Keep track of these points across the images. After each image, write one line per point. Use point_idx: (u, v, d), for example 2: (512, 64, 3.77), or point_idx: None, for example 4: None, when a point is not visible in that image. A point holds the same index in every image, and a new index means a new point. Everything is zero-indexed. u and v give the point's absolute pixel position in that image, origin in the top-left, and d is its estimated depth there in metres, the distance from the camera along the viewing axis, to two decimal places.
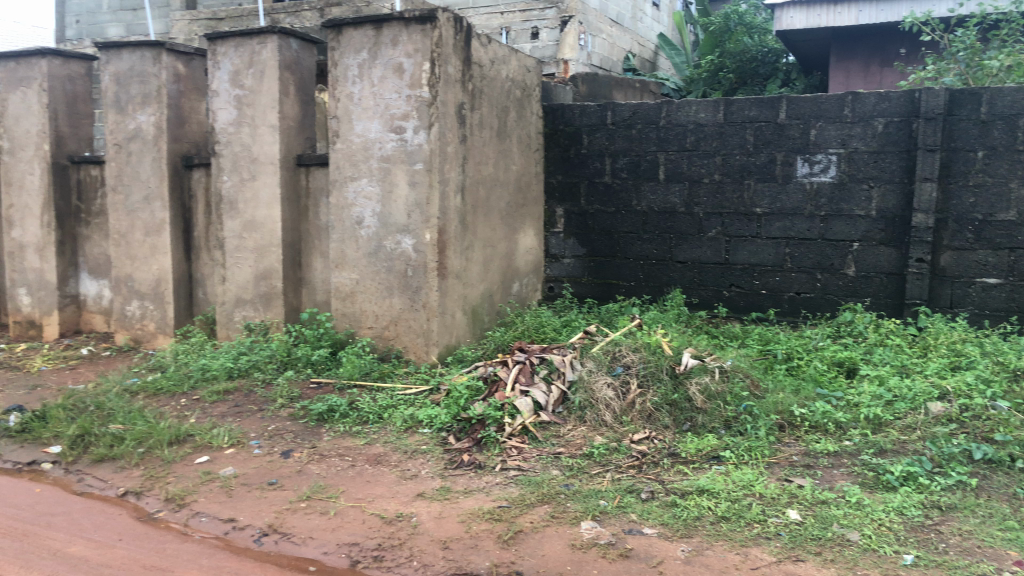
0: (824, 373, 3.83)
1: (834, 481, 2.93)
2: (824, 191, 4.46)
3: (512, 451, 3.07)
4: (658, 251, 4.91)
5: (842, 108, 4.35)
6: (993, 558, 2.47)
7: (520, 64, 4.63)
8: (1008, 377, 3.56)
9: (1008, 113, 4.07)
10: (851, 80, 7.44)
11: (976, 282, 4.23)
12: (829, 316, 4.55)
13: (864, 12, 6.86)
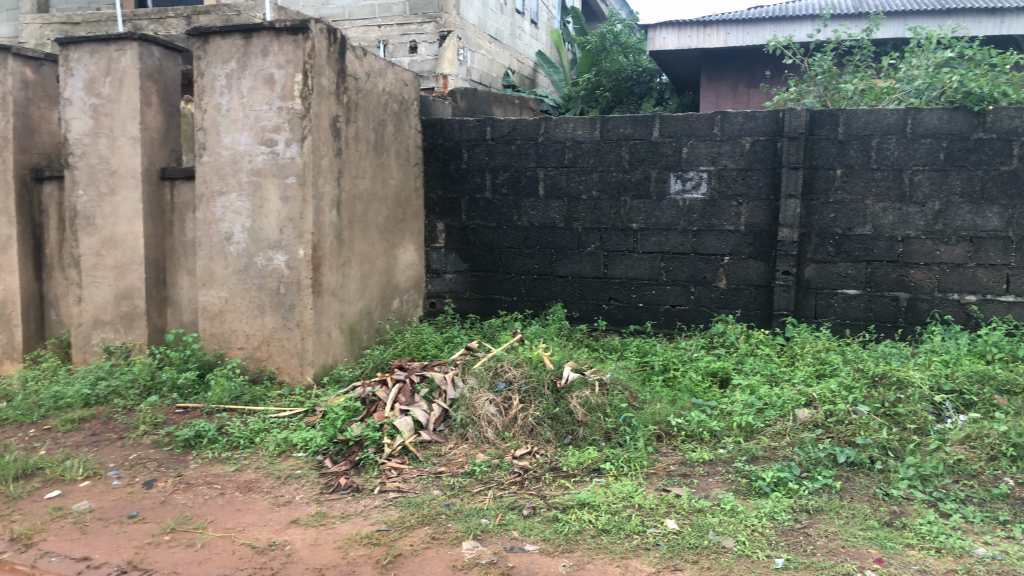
0: (699, 383, 3.94)
1: (709, 489, 3.01)
2: (696, 208, 4.61)
3: (391, 472, 3.01)
4: (540, 266, 4.95)
5: (712, 127, 4.51)
6: (857, 557, 2.60)
7: (396, 78, 4.58)
8: (867, 383, 3.77)
9: (862, 134, 4.32)
10: (720, 101, 7.74)
11: (838, 293, 4.49)
12: (703, 327, 4.70)
13: (731, 34, 7.16)
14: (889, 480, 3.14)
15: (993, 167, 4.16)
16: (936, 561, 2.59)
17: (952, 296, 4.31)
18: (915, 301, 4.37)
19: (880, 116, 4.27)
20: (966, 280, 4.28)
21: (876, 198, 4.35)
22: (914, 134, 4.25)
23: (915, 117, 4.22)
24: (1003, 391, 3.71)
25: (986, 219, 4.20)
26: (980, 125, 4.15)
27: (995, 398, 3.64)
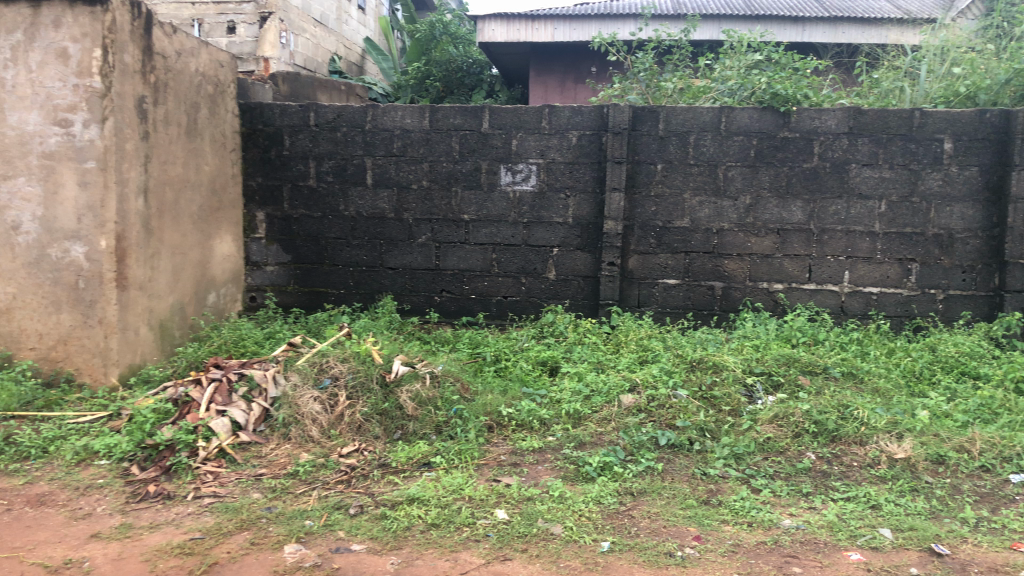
0: (529, 373, 3.99)
1: (538, 477, 3.05)
2: (526, 200, 4.67)
3: (207, 477, 2.85)
4: (368, 258, 4.85)
5: (540, 120, 4.57)
6: (677, 536, 2.74)
7: (211, 58, 4.33)
8: (686, 368, 3.97)
9: (681, 130, 4.52)
10: (549, 95, 7.89)
11: (659, 283, 4.68)
12: (533, 317, 4.78)
13: (559, 30, 7.34)
14: (706, 459, 3.34)
15: (797, 164, 4.50)
16: (747, 534, 2.80)
17: (762, 285, 4.62)
18: (729, 290, 4.65)
19: (696, 114, 4.49)
20: (774, 270, 4.60)
21: (693, 192, 4.57)
22: (727, 132, 4.50)
23: (728, 115, 4.47)
24: (806, 372, 4.03)
25: (791, 212, 4.54)
26: (785, 124, 4.46)
27: (799, 378, 3.95)
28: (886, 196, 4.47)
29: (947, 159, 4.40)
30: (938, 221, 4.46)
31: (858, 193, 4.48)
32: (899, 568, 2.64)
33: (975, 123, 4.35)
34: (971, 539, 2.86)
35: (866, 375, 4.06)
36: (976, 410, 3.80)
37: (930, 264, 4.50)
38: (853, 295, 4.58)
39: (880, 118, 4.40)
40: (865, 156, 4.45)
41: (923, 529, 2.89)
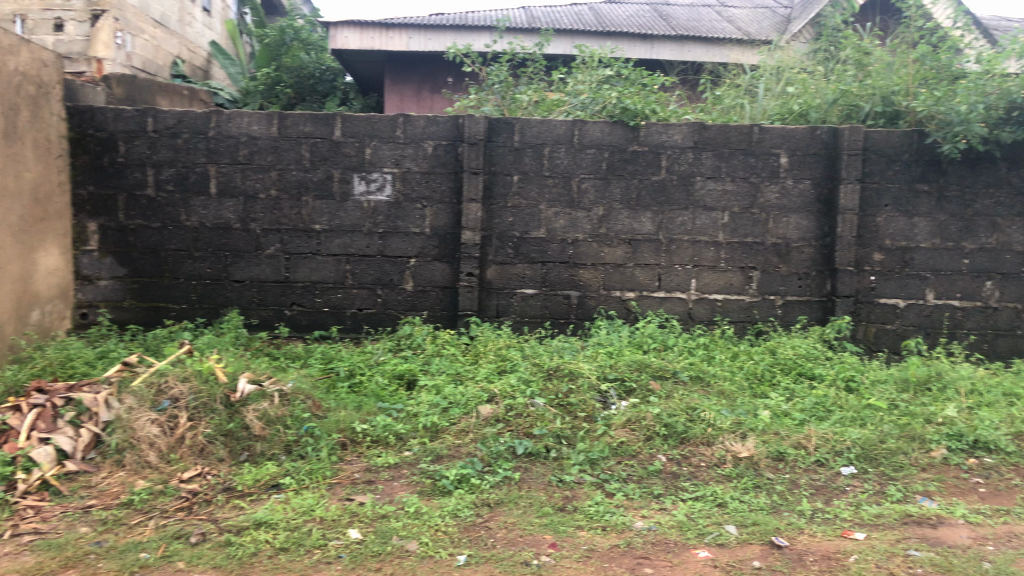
0: (385, 387, 3.92)
1: (393, 493, 3.00)
2: (380, 209, 4.60)
3: (26, 512, 2.63)
4: (214, 271, 4.64)
5: (394, 129, 4.53)
6: (533, 545, 2.76)
7: (32, 57, 4.04)
8: (543, 376, 4.01)
9: (535, 142, 4.59)
10: (404, 104, 7.84)
11: (517, 293, 4.72)
12: (390, 330, 4.71)
13: (413, 39, 7.29)
14: (562, 466, 3.39)
15: (646, 176, 4.66)
16: (601, 538, 2.86)
17: (615, 293, 4.75)
18: (584, 298, 4.75)
19: (550, 127, 4.57)
20: (626, 279, 4.74)
21: (548, 203, 4.65)
22: (580, 145, 4.61)
23: (581, 128, 4.58)
24: (657, 377, 4.17)
25: (641, 223, 4.69)
26: (635, 138, 4.62)
27: (650, 383, 4.09)
28: (729, 207, 4.70)
29: (783, 173, 4.68)
30: (776, 232, 4.73)
31: (703, 205, 4.69)
32: (743, 563, 2.76)
33: (807, 139, 4.66)
34: (808, 529, 3.05)
35: (712, 378, 4.24)
36: (812, 408, 4.07)
37: (769, 271, 4.77)
38: (700, 302, 4.78)
39: (722, 133, 4.63)
40: (709, 169, 4.67)
41: (765, 524, 3.04)
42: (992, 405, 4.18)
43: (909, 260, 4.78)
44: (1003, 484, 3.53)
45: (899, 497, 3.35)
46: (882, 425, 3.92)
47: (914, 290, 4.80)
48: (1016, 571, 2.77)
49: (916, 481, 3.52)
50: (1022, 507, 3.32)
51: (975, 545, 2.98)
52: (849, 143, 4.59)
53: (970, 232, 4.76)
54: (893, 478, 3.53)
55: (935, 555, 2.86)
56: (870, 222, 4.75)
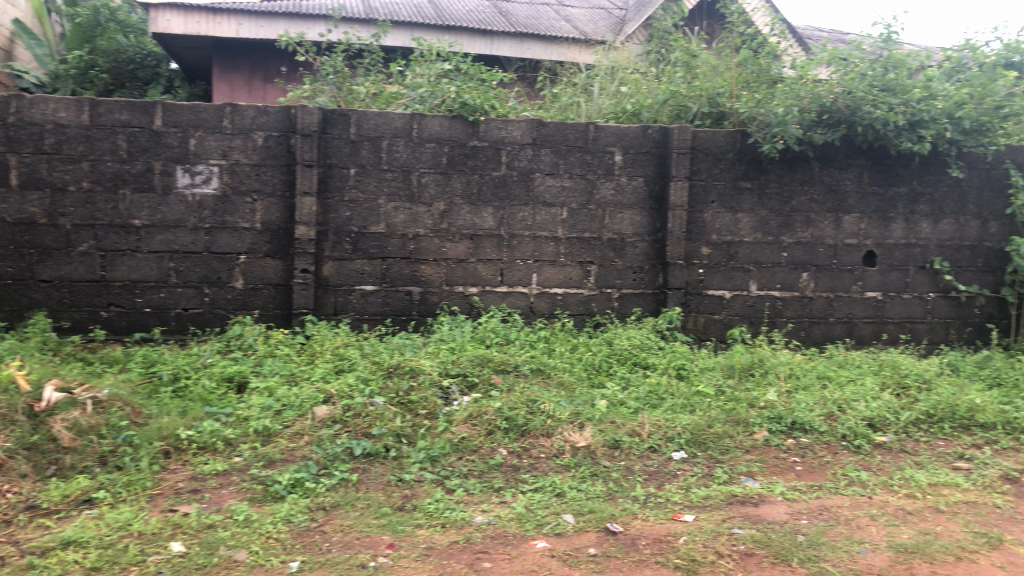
0: (213, 391, 3.73)
1: (222, 502, 2.87)
2: (207, 203, 4.39)
3: None
4: (16, 270, 4.27)
5: (221, 119, 4.34)
6: (371, 546, 2.71)
7: None
8: (382, 374, 3.95)
9: (372, 135, 4.52)
10: (235, 94, 7.50)
11: (356, 290, 4.62)
12: (219, 330, 4.50)
13: (243, 26, 7.04)
14: (402, 465, 3.35)
15: (486, 172, 4.69)
16: (440, 536, 2.84)
17: (457, 289, 4.74)
18: (426, 294, 4.71)
19: (388, 119, 4.52)
20: (467, 274, 4.74)
21: (387, 198, 4.58)
22: (418, 139, 4.58)
23: (419, 122, 4.56)
24: (498, 371, 4.21)
25: (482, 218, 4.71)
26: (474, 133, 4.64)
27: (492, 377, 4.11)
28: (567, 203, 4.81)
29: (618, 170, 4.84)
30: (612, 227, 4.88)
31: (543, 201, 4.77)
32: (580, 551, 2.82)
33: (639, 138, 4.85)
34: (641, 514, 3.16)
35: (552, 370, 4.32)
36: (646, 396, 4.23)
37: (606, 266, 4.91)
38: (541, 296, 4.86)
39: (559, 130, 4.73)
40: (547, 165, 4.75)
41: (600, 511, 3.13)
42: (807, 388, 4.50)
43: (734, 253, 5.06)
44: (817, 462, 3.80)
45: (725, 479, 3.54)
46: (710, 410, 4.13)
47: (739, 282, 5.08)
48: (826, 542, 2.99)
49: (740, 462, 3.72)
50: (833, 482, 3.59)
51: (791, 520, 3.19)
52: (678, 143, 4.81)
53: (787, 227, 5.10)
54: (720, 461, 3.72)
55: (756, 532, 3.04)
56: (698, 217, 4.98)
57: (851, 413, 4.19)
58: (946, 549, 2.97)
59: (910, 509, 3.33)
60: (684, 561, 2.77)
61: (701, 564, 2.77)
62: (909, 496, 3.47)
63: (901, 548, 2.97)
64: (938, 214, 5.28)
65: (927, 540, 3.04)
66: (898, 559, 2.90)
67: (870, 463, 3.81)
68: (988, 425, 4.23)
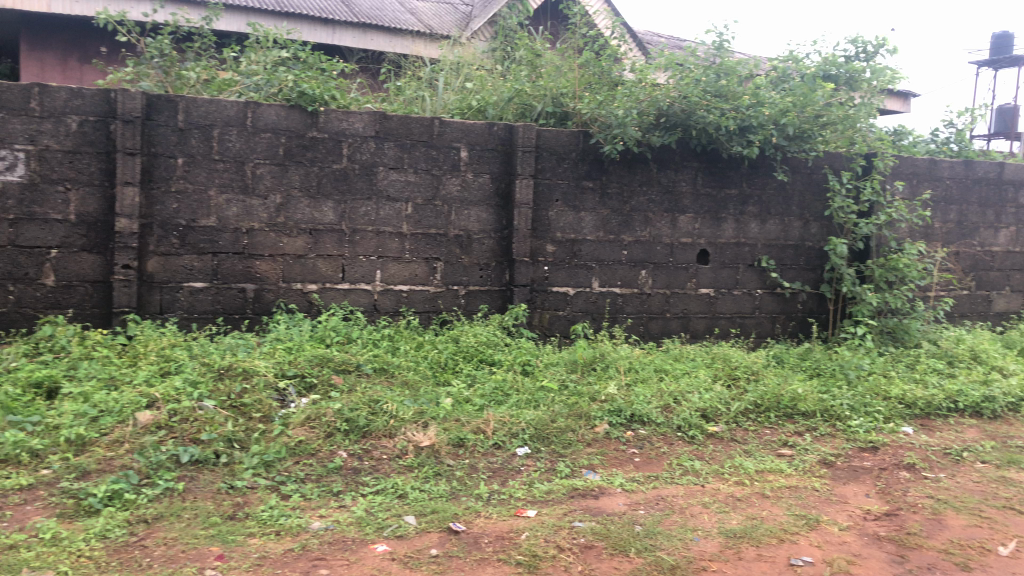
0: (18, 398, 3.42)
1: (26, 519, 2.64)
2: (11, 192, 4.02)
3: None
4: None
5: (28, 100, 3.99)
6: (197, 559, 2.55)
7: None
8: (213, 377, 3.74)
9: (202, 123, 4.28)
10: (46, 74, 6.92)
11: (184, 287, 4.35)
12: (26, 332, 4.12)
13: (56, 2, 6.52)
14: (234, 471, 3.18)
15: (326, 165, 4.54)
16: (274, 544, 2.71)
17: (295, 285, 4.56)
18: (261, 291, 4.50)
19: (219, 107, 4.29)
20: (307, 271, 4.57)
21: (219, 189, 4.35)
22: (253, 128, 4.38)
23: (254, 111, 4.35)
24: (339, 371, 4.08)
25: (322, 212, 4.56)
26: (313, 124, 4.49)
27: (332, 378, 3.99)
28: (412, 198, 4.74)
29: (463, 167, 4.82)
30: (458, 223, 4.85)
31: (386, 196, 4.68)
32: (421, 552, 2.77)
33: (485, 135, 4.85)
34: (484, 512, 3.14)
35: (395, 369, 4.24)
36: (491, 393, 4.22)
37: (451, 262, 4.88)
38: (385, 293, 4.76)
39: (403, 124, 4.66)
40: (391, 159, 4.66)
41: (443, 511, 3.08)
42: (646, 381, 4.64)
43: (577, 251, 5.14)
44: (654, 453, 3.92)
45: (567, 472, 3.58)
46: (554, 405, 4.17)
47: (582, 279, 5.17)
48: (662, 531, 3.08)
49: (582, 455, 3.78)
50: (669, 471, 3.71)
51: (629, 511, 3.26)
52: (523, 141, 4.84)
53: (627, 225, 5.24)
54: (562, 455, 3.76)
55: (596, 524, 3.09)
56: (543, 215, 5.03)
57: (686, 404, 4.35)
58: (770, 532, 3.13)
59: (739, 496, 3.49)
60: (526, 557, 2.77)
61: (543, 559, 2.77)
62: (738, 483, 3.64)
63: (730, 534, 3.10)
64: (765, 215, 5.58)
65: (754, 525, 3.19)
66: (727, 544, 3.02)
67: (704, 452, 3.97)
68: (809, 413, 4.50)
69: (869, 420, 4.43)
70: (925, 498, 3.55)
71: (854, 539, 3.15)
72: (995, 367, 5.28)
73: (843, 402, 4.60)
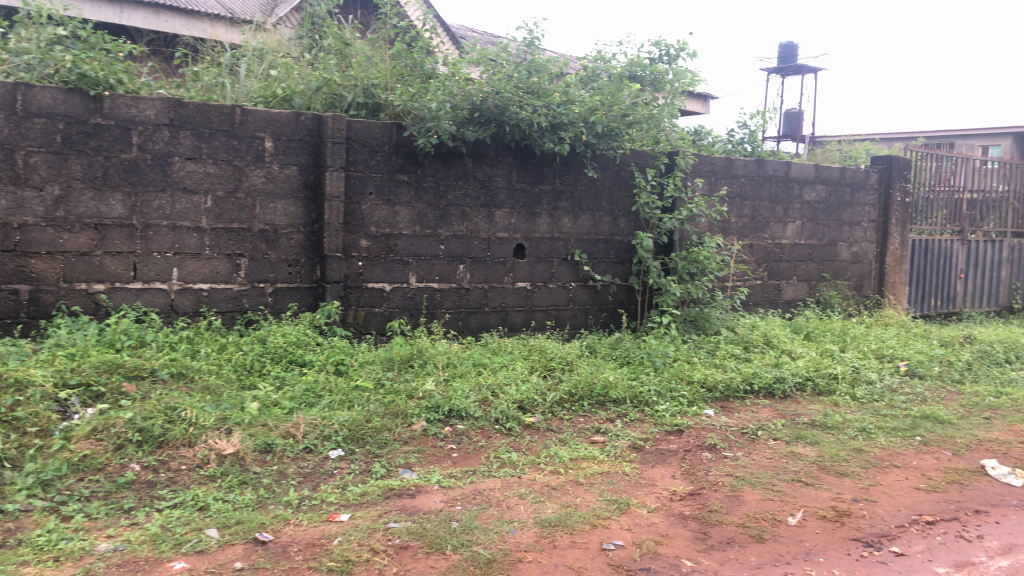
0: None
1: None
2: None
3: None
4: None
5: None
6: None
7: None
8: None
9: None
10: None
11: None
12: None
13: None
14: (4, 494, 2.86)
15: (113, 154, 4.20)
16: (52, 572, 2.45)
17: (80, 286, 4.18)
18: (38, 293, 4.09)
19: None
20: (92, 269, 4.20)
21: None
22: (25, 113, 3.98)
23: (24, 93, 3.96)
24: (131, 378, 3.77)
25: (110, 206, 4.21)
26: (97, 109, 4.13)
27: (122, 385, 3.67)
28: (212, 191, 4.47)
29: (268, 158, 4.61)
30: (263, 217, 4.63)
31: (183, 187, 4.38)
32: (224, 567, 2.59)
33: (291, 125, 4.66)
34: (293, 519, 2.99)
35: (195, 374, 3.97)
36: (302, 395, 4.04)
37: (257, 259, 4.64)
38: (183, 292, 4.45)
39: (201, 112, 4.38)
40: (187, 149, 4.38)
41: (248, 521, 2.90)
42: (463, 376, 4.62)
43: (393, 246, 5.03)
44: (471, 447, 3.90)
45: (382, 473, 3.48)
46: (368, 405, 4.06)
47: (398, 274, 5.06)
48: (478, 526, 3.05)
49: (398, 455, 3.70)
50: (486, 465, 3.70)
51: (446, 507, 3.22)
52: (331, 132, 4.69)
53: (443, 220, 5.19)
54: (377, 455, 3.66)
55: (412, 523, 3.02)
56: (356, 209, 4.88)
57: (503, 397, 4.37)
58: (584, 519, 3.19)
59: (554, 485, 3.53)
60: (338, 563, 2.66)
61: (356, 564, 2.67)
62: (554, 472, 3.69)
63: (545, 523, 3.12)
64: (577, 210, 5.72)
65: (568, 512, 3.24)
66: (542, 533, 3.04)
67: (520, 443, 3.99)
68: (619, 400, 4.65)
69: (675, 404, 4.64)
70: (725, 475, 3.76)
71: (661, 519, 3.27)
72: (785, 350, 5.69)
73: (651, 388, 4.79)
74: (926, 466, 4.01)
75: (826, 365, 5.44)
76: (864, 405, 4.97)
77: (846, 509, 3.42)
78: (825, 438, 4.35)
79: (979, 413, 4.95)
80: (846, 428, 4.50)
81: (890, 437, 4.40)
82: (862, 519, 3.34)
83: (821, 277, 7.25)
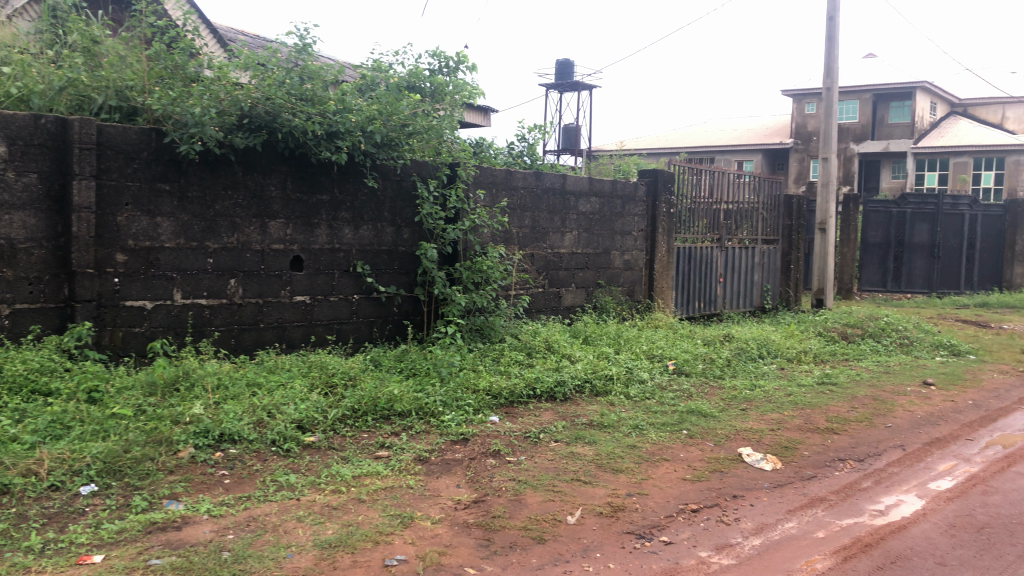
0: None
1: None
2: None
3: None
4: None
5: None
6: None
7: None
8: None
9: None
10: None
11: None
12: None
13: None
14: None
15: None
16: None
17: None
18: None
19: None
20: None
21: None
22: None
23: None
24: None
25: None
26: None
27: None
28: None
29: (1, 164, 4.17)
30: None
31: None
32: None
33: (30, 128, 4.24)
34: (35, 567, 2.67)
35: None
36: (47, 427, 3.64)
37: None
38: None
39: None
40: None
41: None
42: (236, 397, 4.36)
43: (154, 260, 4.67)
44: (246, 472, 3.68)
45: (144, 506, 3.20)
46: (127, 433, 3.70)
47: (161, 291, 4.70)
48: (252, 553, 2.88)
49: (162, 485, 3.42)
50: (261, 490, 3.51)
51: (216, 538, 3.01)
52: (79, 136, 4.32)
53: (212, 232, 4.89)
54: (138, 488, 3.37)
55: (176, 558, 2.79)
56: (110, 221, 4.49)
57: (281, 417, 4.17)
58: (365, 536, 3.10)
59: (335, 504, 3.41)
60: None
61: None
62: (335, 491, 3.56)
63: (324, 544, 3.00)
64: (357, 221, 5.60)
65: (349, 531, 3.13)
66: (322, 555, 2.92)
67: (299, 464, 3.82)
68: (404, 413, 4.59)
69: (460, 413, 4.66)
70: (508, 480, 3.81)
71: (445, 530, 3.24)
72: (565, 354, 5.91)
73: (436, 398, 4.77)
74: (691, 457, 4.29)
75: (602, 368, 5.68)
76: (637, 403, 5.25)
77: (620, 504, 3.57)
78: (602, 437, 4.53)
79: (737, 405, 5.38)
80: (620, 427, 4.73)
81: (660, 432, 4.67)
82: (635, 512, 3.50)
83: (597, 284, 7.60)
